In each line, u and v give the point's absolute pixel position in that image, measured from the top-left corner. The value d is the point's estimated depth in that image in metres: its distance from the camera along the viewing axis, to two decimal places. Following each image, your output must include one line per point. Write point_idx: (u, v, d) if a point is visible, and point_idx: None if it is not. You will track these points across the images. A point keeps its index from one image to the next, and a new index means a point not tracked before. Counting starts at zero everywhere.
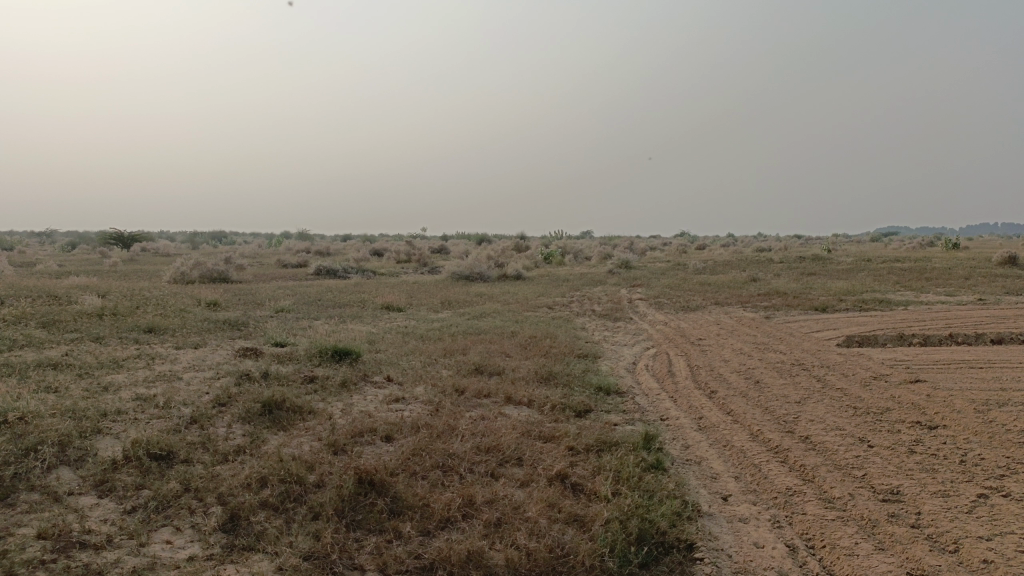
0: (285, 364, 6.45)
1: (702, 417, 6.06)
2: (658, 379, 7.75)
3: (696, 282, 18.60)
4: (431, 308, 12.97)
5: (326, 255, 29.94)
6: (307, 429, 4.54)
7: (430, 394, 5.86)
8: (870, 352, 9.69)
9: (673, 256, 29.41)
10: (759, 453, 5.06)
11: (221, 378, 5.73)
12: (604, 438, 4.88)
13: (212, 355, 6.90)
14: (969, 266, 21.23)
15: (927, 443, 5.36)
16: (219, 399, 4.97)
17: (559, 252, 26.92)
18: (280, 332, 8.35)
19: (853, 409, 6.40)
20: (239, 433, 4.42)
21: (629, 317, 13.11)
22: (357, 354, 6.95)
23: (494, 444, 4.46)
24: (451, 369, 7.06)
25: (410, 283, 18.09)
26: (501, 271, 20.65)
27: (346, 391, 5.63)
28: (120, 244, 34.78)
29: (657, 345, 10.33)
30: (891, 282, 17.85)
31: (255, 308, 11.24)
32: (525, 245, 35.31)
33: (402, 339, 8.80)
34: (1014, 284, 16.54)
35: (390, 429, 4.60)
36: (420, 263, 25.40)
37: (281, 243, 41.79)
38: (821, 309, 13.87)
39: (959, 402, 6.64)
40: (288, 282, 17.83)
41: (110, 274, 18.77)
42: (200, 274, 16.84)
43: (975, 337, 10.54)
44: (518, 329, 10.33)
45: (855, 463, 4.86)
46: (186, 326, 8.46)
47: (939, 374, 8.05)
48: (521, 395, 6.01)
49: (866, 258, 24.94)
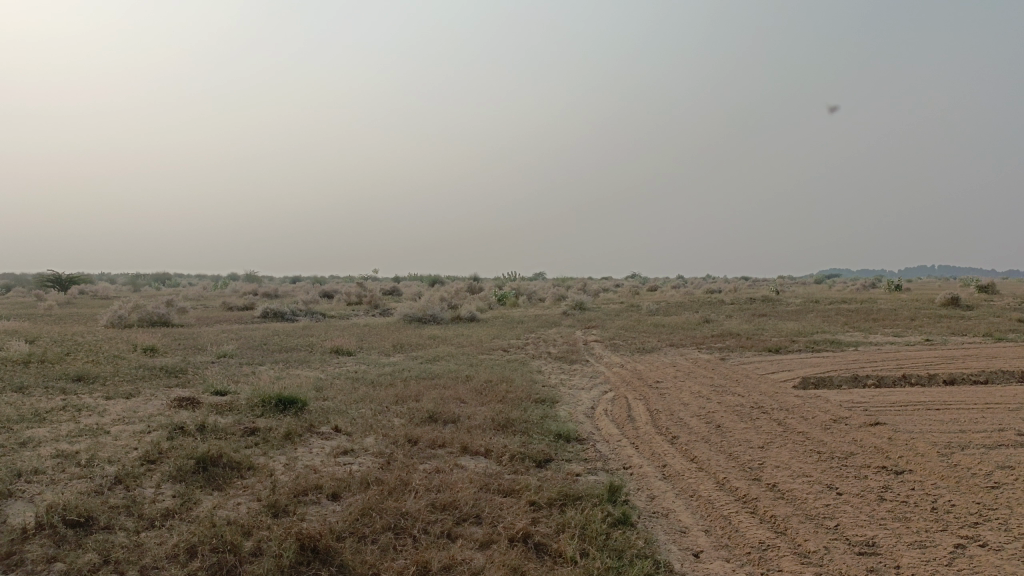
0: (225, 414, 6.04)
1: (665, 465, 5.83)
2: (618, 425, 7.52)
3: (650, 323, 18.58)
4: (382, 352, 12.59)
5: (274, 297, 29.24)
6: (245, 489, 4.17)
7: (381, 445, 5.52)
8: (827, 393, 9.65)
9: (626, 297, 29.47)
10: (728, 503, 4.83)
11: (153, 431, 5.30)
12: (568, 491, 4.61)
13: (145, 405, 6.44)
14: (913, 306, 21.71)
15: (896, 490, 5.21)
16: (149, 456, 4.54)
17: (513, 294, 26.77)
18: (221, 379, 7.91)
19: (817, 454, 6.25)
20: (169, 494, 4.01)
21: (585, 359, 12.92)
22: (302, 403, 6.57)
23: (450, 501, 4.15)
24: (403, 417, 6.72)
25: (361, 325, 17.67)
26: (454, 313, 20.36)
27: (289, 444, 5.25)
28: (57, 286, 33.52)
29: (614, 388, 10.13)
30: (840, 323, 18.09)
31: (196, 353, 10.72)
32: (478, 286, 35.10)
33: (352, 385, 8.42)
34: (958, 325, 16.91)
35: (337, 486, 4.25)
36: (371, 305, 24.96)
37: (228, 285, 40.81)
38: (775, 350, 13.90)
39: (921, 445, 6.55)
40: (233, 325, 17.25)
41: (43, 317, 17.93)
42: (140, 318, 16.17)
43: (929, 378, 10.61)
44: (473, 373, 10.03)
45: (826, 512, 4.66)
46: (119, 373, 7.95)
47: (897, 415, 8.00)
48: (478, 444, 5.71)
49: (813, 299, 25.39)
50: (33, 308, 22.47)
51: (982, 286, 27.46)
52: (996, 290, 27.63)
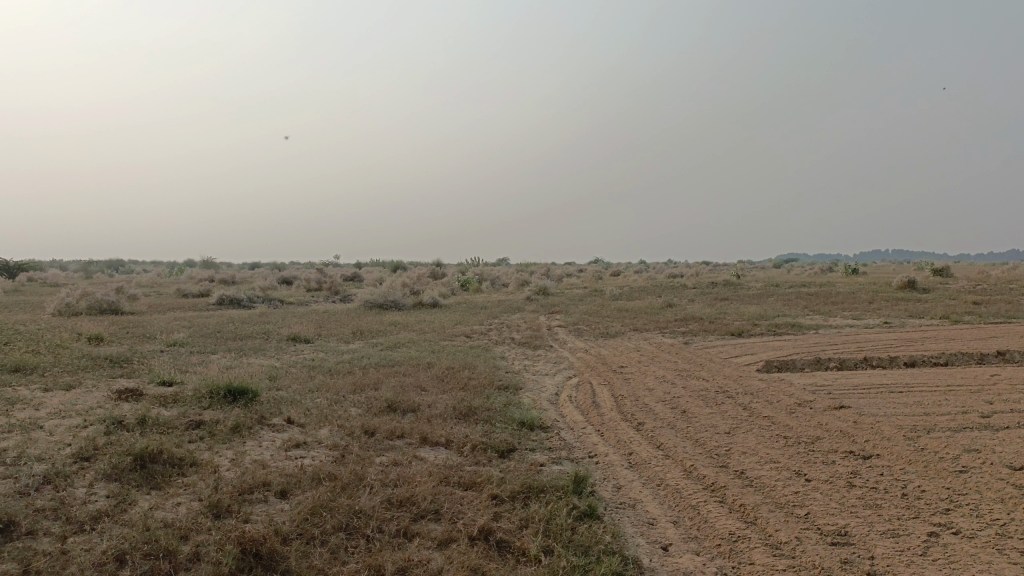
0: (170, 407, 5.70)
1: (631, 452, 5.67)
2: (583, 411, 7.36)
3: (614, 307, 18.52)
4: (342, 339, 12.27)
5: (231, 284, 28.55)
6: (186, 488, 3.88)
7: (336, 437, 5.26)
8: (791, 376, 9.62)
9: (589, 282, 29.35)
10: (696, 492, 4.68)
11: (90, 425, 4.96)
12: (532, 483, 4.42)
13: (85, 397, 6.07)
14: (871, 290, 21.98)
15: (864, 475, 5.12)
16: (82, 453, 4.22)
17: (476, 280, 26.55)
18: (169, 369, 7.54)
19: (784, 439, 6.15)
20: (101, 495, 3.70)
21: (549, 344, 12.76)
22: (254, 393, 6.27)
23: (406, 497, 3.92)
24: (361, 407, 6.46)
25: (321, 311, 17.29)
26: (417, 298, 20.05)
27: (238, 438, 4.96)
28: (4, 272, 32.38)
29: (578, 373, 9.97)
30: (801, 306, 18.23)
31: (145, 342, 10.29)
32: (441, 271, 34.83)
33: (308, 374, 8.12)
34: (916, 307, 17.15)
35: (285, 483, 3.99)
36: (332, 292, 24.52)
37: (184, 273, 39.83)
38: (738, 334, 13.89)
39: (887, 429, 6.51)
40: (187, 312, 16.73)
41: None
42: (89, 306, 15.59)
43: (890, 360, 10.66)
44: (435, 360, 9.79)
45: (796, 500, 4.55)
46: (60, 364, 7.52)
47: (861, 398, 7.98)
48: (438, 434, 5.48)
49: (774, 282, 25.63)
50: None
51: (938, 269, 27.98)
52: (950, 273, 28.17)
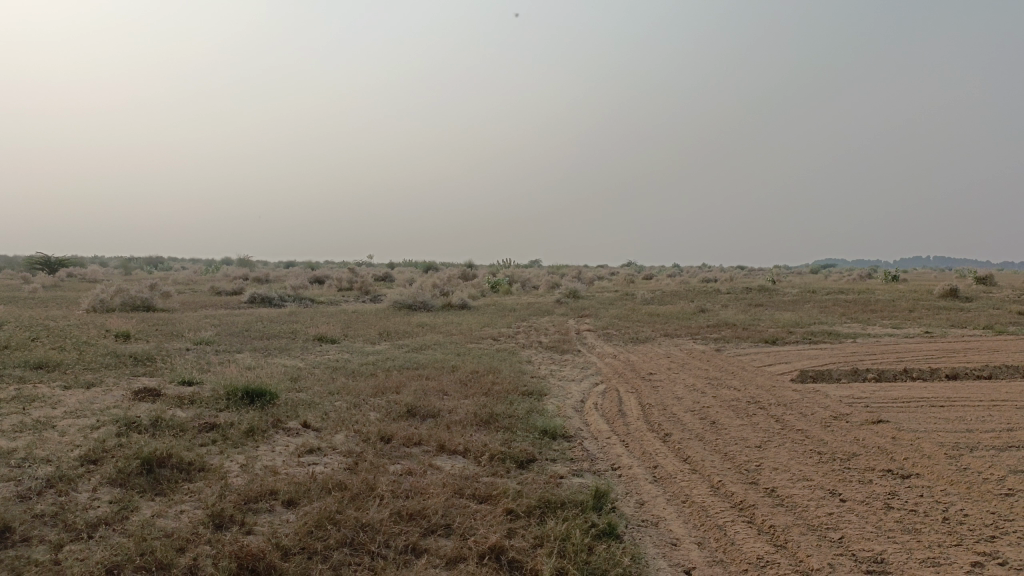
0: (186, 408, 5.62)
1: (656, 465, 5.45)
2: (607, 420, 7.15)
3: (645, 312, 18.23)
4: (368, 339, 12.20)
5: (264, 282, 28.75)
6: (191, 494, 3.77)
7: (351, 444, 5.12)
8: (826, 387, 9.28)
9: (621, 286, 28.99)
10: (722, 510, 4.46)
11: (103, 425, 4.89)
12: (549, 497, 4.23)
13: (103, 396, 6.02)
14: (911, 298, 21.33)
15: (903, 497, 4.84)
16: (90, 455, 4.14)
17: (507, 282, 26.42)
18: (191, 368, 7.50)
19: (818, 455, 5.87)
20: (104, 500, 3.60)
21: (577, 349, 12.54)
22: (272, 395, 6.17)
23: (416, 510, 3.76)
24: (380, 411, 6.34)
25: (350, 311, 17.28)
26: (446, 299, 19.96)
27: (250, 442, 4.84)
28: (45, 268, 33.00)
29: (605, 379, 9.76)
30: (837, 314, 17.78)
31: (172, 339, 10.30)
32: (472, 272, 34.78)
33: (330, 376, 8.03)
34: (958, 317, 16.60)
35: (293, 492, 3.85)
36: (362, 292, 24.52)
37: (220, 270, 40.39)
38: (772, 341, 13.54)
39: (928, 446, 6.20)
40: (218, 310, 16.83)
41: (23, 300, 17.47)
42: (122, 302, 15.76)
43: (931, 372, 10.26)
44: (460, 364, 9.64)
45: (830, 523, 4.29)
46: (84, 361, 7.52)
47: (900, 413, 7.65)
48: (456, 443, 5.32)
49: (811, 289, 25.11)
50: (15, 290, 22.03)
51: (981, 277, 27.12)
52: (994, 281, 27.26)
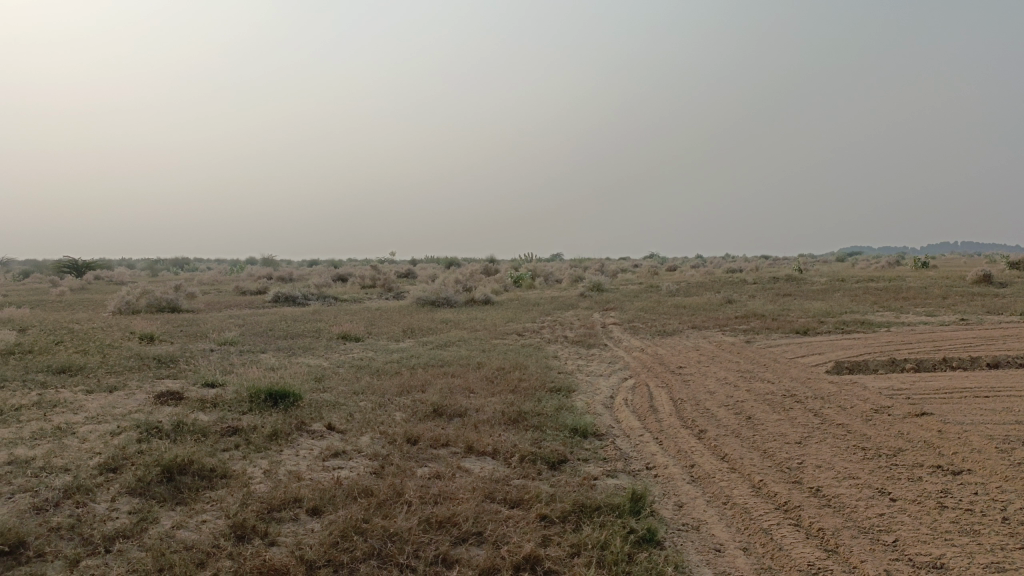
0: (209, 411, 5.50)
1: (693, 465, 5.24)
2: (639, 417, 6.94)
3: (671, 304, 17.95)
4: (392, 337, 12.07)
5: (288, 281, 28.78)
6: (213, 503, 3.64)
7: (377, 446, 4.97)
8: (863, 378, 8.99)
9: (645, 277, 28.62)
10: (767, 513, 4.23)
11: (124, 431, 4.78)
12: (584, 501, 4.04)
13: (125, 401, 5.92)
14: (944, 284, 20.80)
15: (956, 494, 4.59)
16: (110, 463, 4.02)
17: (529, 276, 26.22)
18: (214, 370, 7.40)
19: (862, 451, 5.62)
20: (123, 512, 3.47)
21: (603, 343, 12.32)
22: (295, 397, 6.03)
23: (446, 517, 3.59)
24: (405, 411, 6.18)
25: (374, 308, 17.18)
26: (469, 294, 19.80)
27: (274, 446, 4.70)
28: (73, 271, 33.33)
29: (634, 374, 9.55)
30: (869, 302, 17.35)
31: (196, 341, 10.25)
32: (494, 267, 34.61)
33: (354, 375, 7.90)
34: (994, 303, 16.13)
35: (317, 499, 3.70)
36: (385, 288, 24.44)
37: (245, 270, 40.65)
38: (802, 332, 13.23)
39: (977, 439, 5.93)
40: (242, 310, 16.80)
41: (50, 303, 17.60)
42: (148, 303, 15.79)
43: (971, 361, 9.91)
44: (485, 360, 9.47)
45: (882, 525, 4.06)
46: (107, 365, 7.44)
47: (943, 404, 7.36)
48: (484, 443, 5.15)
49: (838, 277, 24.67)
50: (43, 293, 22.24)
51: (1015, 262, 26.45)
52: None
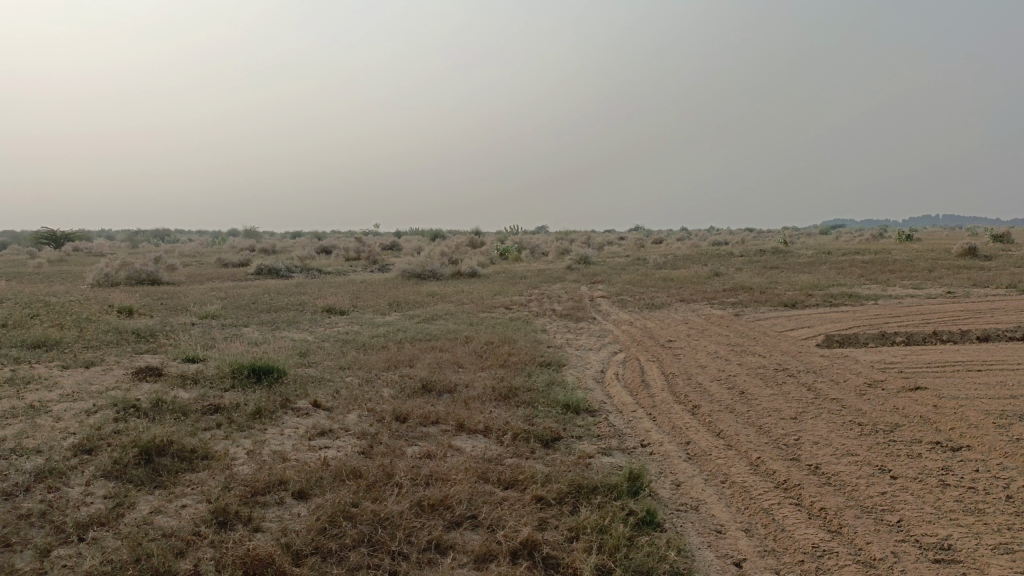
0: (189, 388, 5.31)
1: (689, 442, 5.12)
2: (631, 392, 6.83)
3: (659, 276, 17.82)
4: (377, 311, 11.87)
5: (270, 253, 28.41)
6: (194, 486, 3.47)
7: (365, 424, 4.81)
8: (854, 352, 8.93)
9: (632, 250, 28.50)
10: (767, 492, 4.12)
11: (101, 409, 4.58)
12: (581, 481, 3.91)
13: (102, 377, 5.70)
14: (929, 257, 20.83)
15: (957, 472, 4.50)
16: (86, 445, 3.84)
17: (516, 248, 26.07)
18: (195, 345, 7.18)
19: (859, 427, 5.52)
20: (99, 497, 3.30)
21: (591, 317, 12.19)
22: (279, 372, 5.85)
23: (440, 500, 3.45)
24: (393, 387, 6.03)
25: (359, 281, 16.94)
26: (455, 267, 19.58)
27: (258, 424, 4.53)
28: (51, 243, 32.64)
29: (625, 348, 9.44)
30: (856, 275, 17.31)
31: (177, 314, 9.98)
32: (479, 240, 34.34)
33: (340, 349, 7.72)
34: (980, 276, 16.15)
35: (303, 481, 3.53)
36: (370, 261, 24.18)
37: (228, 241, 40.07)
38: (791, 305, 13.17)
39: (973, 414, 5.86)
40: (224, 283, 16.52)
41: (27, 275, 17.21)
42: (127, 276, 15.47)
43: (961, 335, 9.87)
44: (473, 334, 9.31)
45: (884, 504, 3.97)
46: (84, 340, 7.20)
47: (937, 378, 7.30)
48: (476, 421, 5.00)
49: (826, 250, 24.65)
50: (20, 266, 21.79)
51: (998, 235, 26.56)
52: (1012, 239, 26.66)
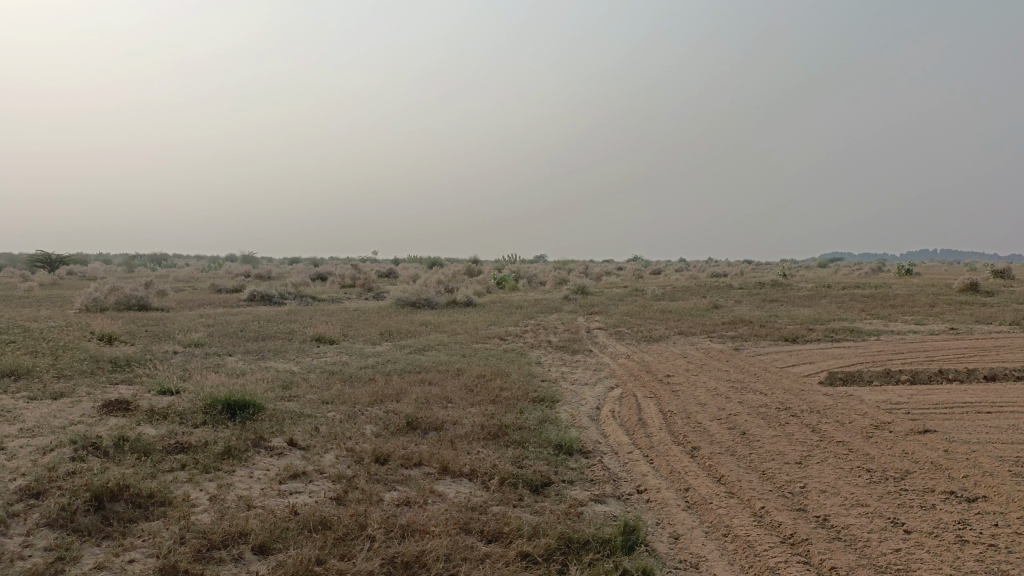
0: (158, 424, 5.01)
1: (688, 488, 4.81)
2: (628, 431, 6.53)
3: (657, 308, 17.54)
4: (369, 340, 11.59)
5: (266, 279, 28.17)
6: (146, 536, 3.17)
7: (342, 466, 4.50)
8: (858, 391, 8.63)
9: (630, 281, 28.20)
10: (773, 548, 3.81)
11: (58, 447, 4.27)
12: (570, 534, 3.60)
13: (69, 410, 5.40)
14: (930, 293, 20.60)
15: (975, 527, 4.19)
16: (34, 488, 3.53)
17: (513, 277, 25.82)
18: (173, 375, 6.89)
19: (869, 474, 5.21)
20: (38, 549, 2.98)
21: (588, 349, 11.90)
22: (256, 408, 5.55)
23: (415, 557, 3.15)
24: (377, 424, 5.73)
25: (353, 309, 16.67)
26: (451, 296, 19.29)
27: (225, 465, 4.23)
28: (45, 265, 32.41)
29: (622, 383, 9.14)
30: (857, 310, 17.04)
31: (161, 342, 9.69)
32: (477, 268, 34.11)
33: (326, 381, 7.43)
34: (983, 312, 15.90)
35: (265, 534, 3.23)
36: (364, 289, 23.90)
37: (224, 266, 39.98)
38: (792, 339, 12.89)
39: (987, 461, 5.56)
40: (216, 309, 16.24)
41: (15, 299, 16.92)
42: (116, 301, 15.18)
43: (968, 373, 9.57)
44: (465, 366, 9.01)
45: (899, 563, 3.65)
46: (58, 368, 6.89)
47: (946, 420, 7.00)
48: (461, 463, 4.69)
49: (826, 283, 24.39)
50: (10, 288, 21.54)
51: (998, 271, 26.40)
52: (1013, 275, 26.48)
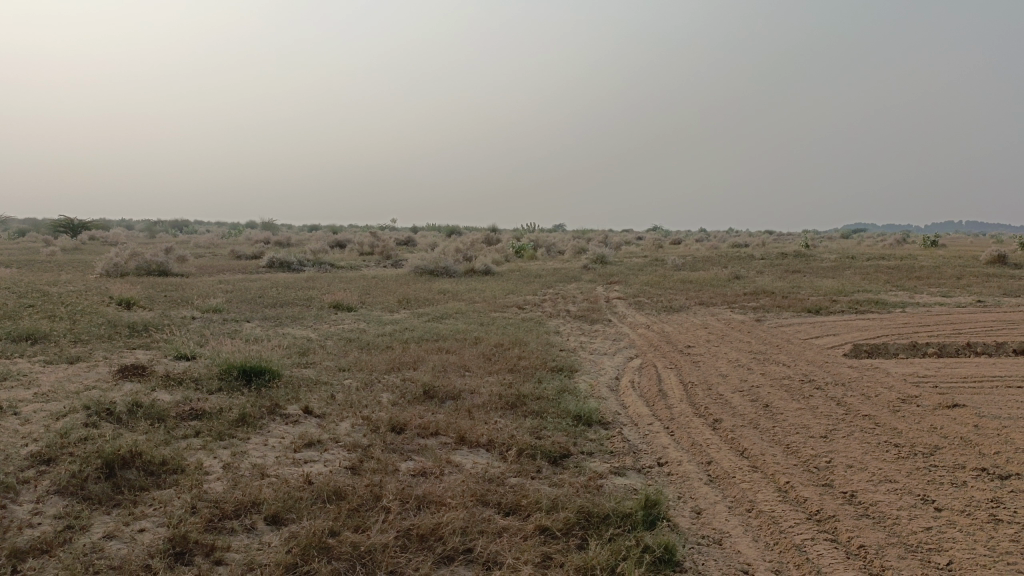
0: (173, 390, 4.96)
1: (710, 461, 4.69)
2: (648, 402, 6.42)
3: (677, 278, 17.31)
4: (386, 308, 11.51)
5: (284, 246, 28.13)
6: (157, 505, 3.11)
7: (358, 434, 4.43)
8: (884, 363, 8.44)
9: (649, 250, 27.89)
10: (799, 524, 3.70)
11: (72, 413, 4.22)
12: (590, 508, 3.51)
13: (84, 375, 5.37)
14: (957, 264, 20.18)
15: (1009, 506, 4.05)
16: (46, 455, 3.48)
17: (532, 246, 25.64)
18: (190, 341, 6.85)
19: (898, 450, 5.06)
20: (47, 517, 2.93)
21: (607, 319, 11.76)
22: (272, 374, 5.49)
23: (430, 530, 3.06)
24: (394, 392, 5.66)
25: (371, 277, 16.58)
26: (469, 265, 19.13)
27: (240, 433, 4.17)
28: (68, 231, 32.58)
29: (642, 353, 9.00)
30: (881, 282, 16.71)
31: (179, 307, 9.66)
32: (495, 237, 33.88)
33: (343, 348, 7.37)
34: (1011, 285, 15.56)
35: (277, 504, 3.16)
36: (382, 257, 23.81)
37: (243, 233, 40.04)
38: (815, 311, 12.66)
39: (1019, 437, 5.38)
40: (234, 275, 16.22)
41: (37, 264, 17.03)
42: (136, 267, 15.21)
43: (997, 347, 9.33)
44: (483, 335, 8.91)
45: (931, 542, 3.53)
46: (75, 333, 6.87)
47: (976, 395, 6.82)
48: (478, 434, 4.60)
49: (849, 254, 23.96)
50: (32, 254, 21.63)
51: None
52: None
